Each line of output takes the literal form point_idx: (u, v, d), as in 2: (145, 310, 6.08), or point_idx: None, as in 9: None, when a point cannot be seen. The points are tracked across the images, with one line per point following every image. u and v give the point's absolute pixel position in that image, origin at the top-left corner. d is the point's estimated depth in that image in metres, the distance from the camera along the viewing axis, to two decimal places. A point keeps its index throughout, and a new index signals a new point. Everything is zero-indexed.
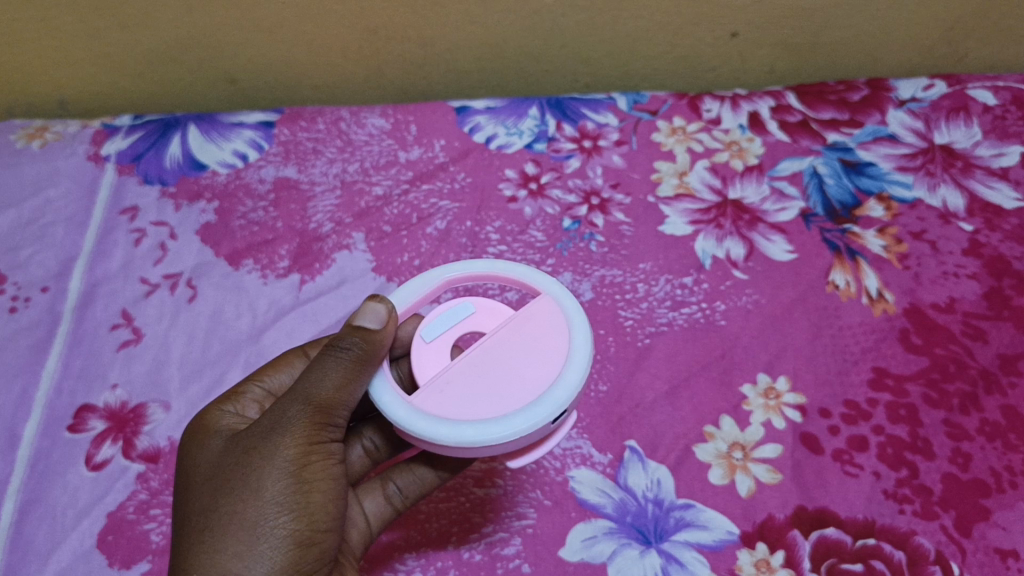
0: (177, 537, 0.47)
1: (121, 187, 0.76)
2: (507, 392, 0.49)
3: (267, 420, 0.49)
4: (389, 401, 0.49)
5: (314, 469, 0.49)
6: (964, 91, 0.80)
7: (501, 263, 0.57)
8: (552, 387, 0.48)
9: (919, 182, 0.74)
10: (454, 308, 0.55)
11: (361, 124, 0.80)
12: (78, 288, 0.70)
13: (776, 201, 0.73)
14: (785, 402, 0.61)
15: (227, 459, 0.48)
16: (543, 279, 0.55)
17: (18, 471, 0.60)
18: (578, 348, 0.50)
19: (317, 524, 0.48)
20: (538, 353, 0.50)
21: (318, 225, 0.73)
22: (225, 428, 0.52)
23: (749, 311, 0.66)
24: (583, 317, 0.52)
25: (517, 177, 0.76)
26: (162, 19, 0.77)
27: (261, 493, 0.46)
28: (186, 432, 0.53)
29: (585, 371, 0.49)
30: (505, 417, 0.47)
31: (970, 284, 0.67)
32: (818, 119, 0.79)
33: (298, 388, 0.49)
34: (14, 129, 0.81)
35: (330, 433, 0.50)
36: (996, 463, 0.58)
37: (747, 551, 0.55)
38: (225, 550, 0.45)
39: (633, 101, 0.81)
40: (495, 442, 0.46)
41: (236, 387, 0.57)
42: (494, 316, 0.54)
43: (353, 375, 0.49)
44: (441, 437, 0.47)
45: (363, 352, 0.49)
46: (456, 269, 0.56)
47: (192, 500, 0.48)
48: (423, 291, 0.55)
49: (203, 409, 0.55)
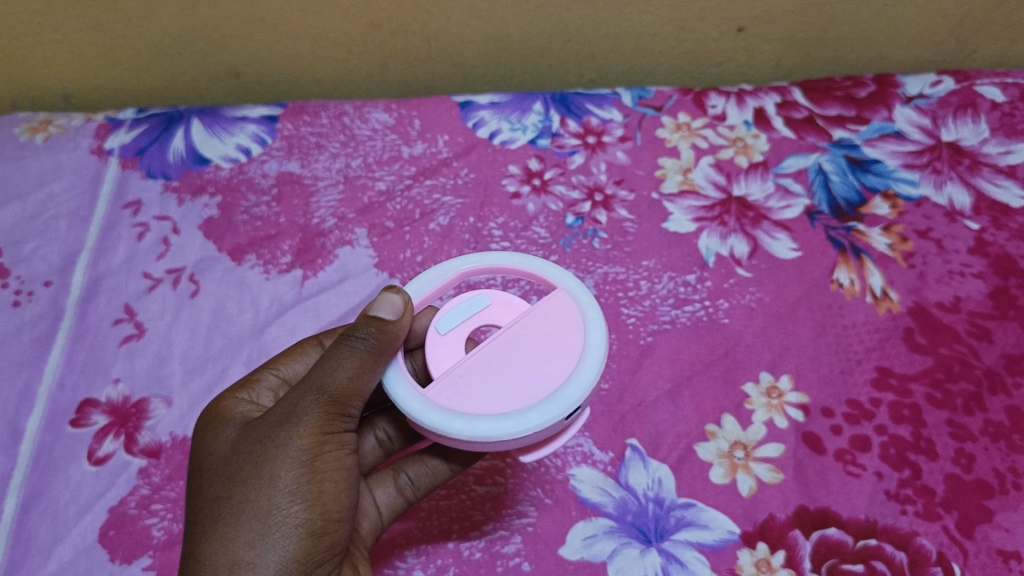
0: (189, 525, 0.47)
1: (124, 181, 0.76)
2: (521, 387, 0.49)
3: (280, 409, 0.49)
4: (403, 393, 0.49)
5: (327, 459, 0.49)
6: (972, 87, 0.79)
7: (514, 257, 0.57)
8: (566, 383, 0.48)
9: (927, 179, 0.73)
10: (469, 300, 0.54)
11: (364, 119, 0.80)
12: (81, 282, 0.70)
13: (781, 198, 0.73)
14: (788, 401, 0.61)
15: (241, 448, 0.48)
16: (558, 274, 0.55)
17: (21, 466, 0.60)
18: (593, 344, 0.50)
19: (329, 514, 0.48)
20: (554, 349, 0.50)
21: (321, 220, 0.73)
22: (239, 416, 0.52)
23: (752, 310, 0.66)
24: (599, 312, 0.52)
25: (521, 173, 0.76)
26: (165, 12, 0.77)
27: (274, 483, 0.47)
28: (201, 419, 0.54)
29: (601, 367, 0.49)
30: (519, 412, 0.47)
31: (976, 283, 0.66)
32: (825, 116, 0.78)
33: (312, 377, 0.49)
34: (18, 122, 0.81)
35: (344, 423, 0.50)
36: (999, 465, 0.58)
37: (748, 551, 0.55)
38: (238, 538, 0.45)
39: (638, 96, 0.81)
40: (509, 437, 0.46)
41: (252, 374, 0.57)
42: (508, 310, 0.54)
43: (368, 365, 0.49)
44: (455, 432, 0.47)
45: (379, 342, 0.48)
46: (470, 261, 0.56)
47: (205, 488, 0.48)
48: (435, 283, 0.55)
49: (218, 398, 0.55)
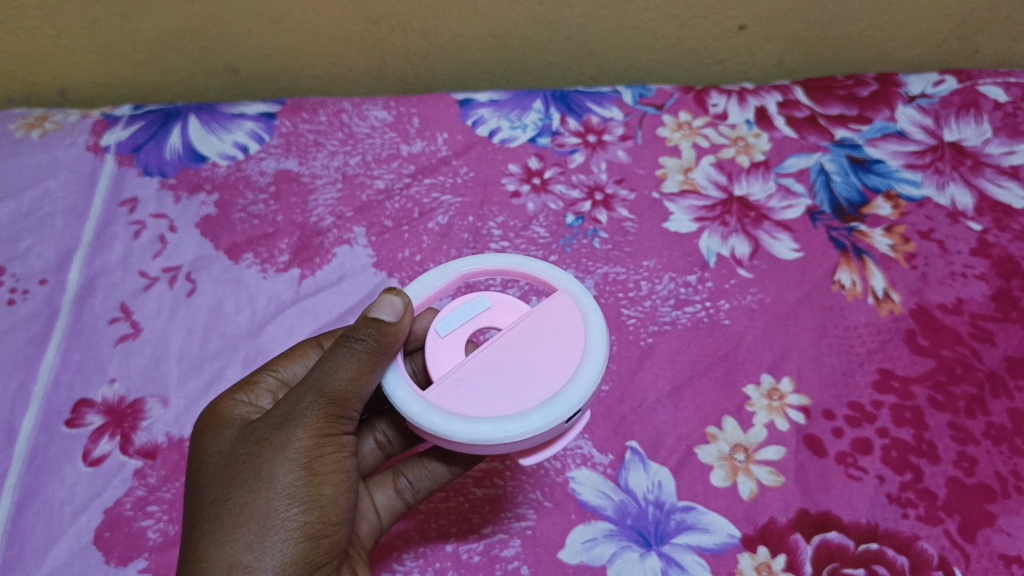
0: (187, 527, 0.47)
1: (121, 178, 0.76)
2: (522, 388, 0.48)
3: (279, 411, 0.48)
4: (403, 396, 0.48)
5: (326, 461, 0.48)
6: (975, 87, 0.78)
7: (516, 258, 0.56)
8: (568, 384, 0.48)
9: (929, 180, 0.72)
10: (470, 302, 0.54)
11: (363, 116, 0.79)
12: (77, 280, 0.69)
13: (782, 198, 0.72)
14: (789, 403, 0.61)
15: (239, 450, 0.48)
16: (560, 276, 0.54)
17: (16, 466, 0.60)
18: (594, 346, 0.49)
19: (328, 517, 0.48)
20: (555, 351, 0.50)
21: (319, 219, 0.72)
22: (238, 418, 0.52)
23: (753, 310, 0.66)
24: (600, 314, 0.51)
25: (520, 172, 0.75)
26: (161, 7, 0.76)
27: (272, 485, 0.46)
28: (199, 420, 0.53)
29: (602, 369, 0.48)
30: (520, 414, 0.47)
31: (979, 285, 0.66)
32: (827, 115, 0.77)
33: (312, 379, 0.48)
34: (14, 118, 0.80)
35: (343, 425, 0.49)
36: (1001, 468, 0.57)
37: (748, 555, 0.54)
38: (236, 540, 0.45)
39: (639, 94, 0.80)
40: (511, 439, 0.46)
41: (252, 375, 0.56)
42: (509, 311, 0.53)
43: (367, 367, 0.48)
44: (456, 434, 0.46)
45: (379, 344, 0.48)
46: (469, 263, 0.55)
47: (204, 490, 0.48)
48: (436, 285, 0.54)
49: (217, 399, 0.55)
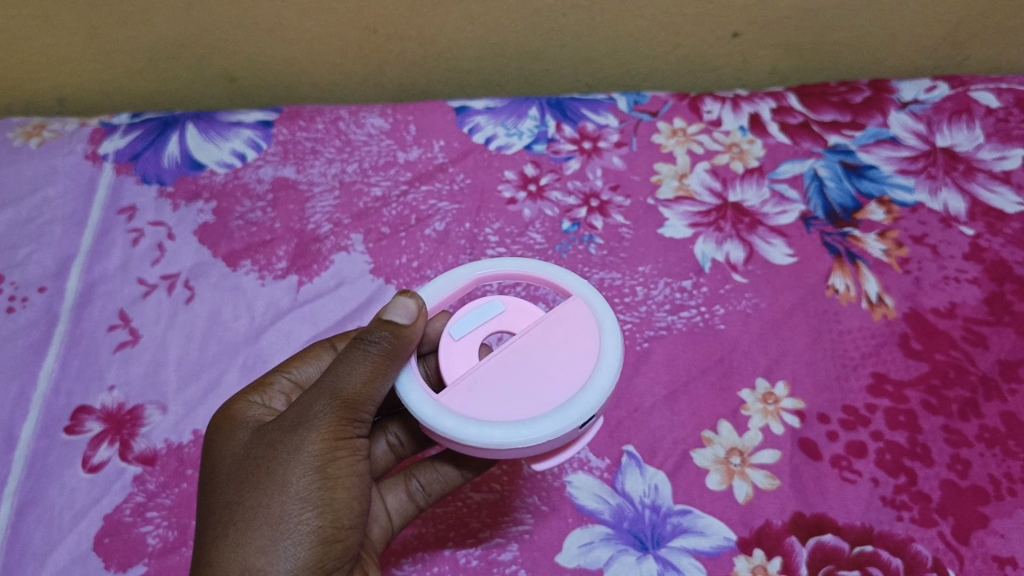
0: (200, 530, 0.47)
1: (119, 186, 0.76)
2: (536, 393, 0.48)
3: (293, 414, 0.48)
4: (417, 398, 0.49)
5: (339, 465, 0.48)
6: (967, 92, 0.79)
7: (529, 262, 0.57)
8: (582, 391, 0.48)
9: (921, 185, 0.73)
10: (483, 306, 0.54)
11: (360, 124, 0.80)
12: (76, 287, 0.70)
13: (777, 203, 0.73)
14: (783, 407, 0.61)
15: (253, 452, 0.48)
16: (574, 280, 0.54)
17: (16, 472, 0.60)
18: (608, 353, 0.50)
19: (341, 521, 0.48)
20: (569, 355, 0.50)
21: (317, 225, 0.73)
22: (252, 419, 0.52)
23: (748, 315, 0.66)
24: (614, 319, 0.52)
25: (517, 179, 0.75)
26: (160, 16, 0.77)
27: (285, 489, 0.46)
28: (214, 421, 0.54)
29: (615, 375, 0.49)
30: (532, 419, 0.47)
31: (971, 289, 0.67)
32: (820, 121, 0.78)
33: (326, 382, 0.48)
34: (12, 126, 0.80)
35: (357, 429, 0.50)
36: (995, 471, 0.58)
37: (744, 558, 0.55)
38: (249, 544, 0.45)
39: (633, 101, 0.81)
40: (524, 444, 0.46)
41: (265, 377, 0.57)
42: (522, 315, 0.54)
43: (381, 369, 0.48)
44: (469, 438, 0.47)
45: (392, 346, 0.48)
46: (485, 268, 0.56)
47: (216, 492, 0.48)
48: (451, 289, 0.55)
49: (230, 400, 0.55)
